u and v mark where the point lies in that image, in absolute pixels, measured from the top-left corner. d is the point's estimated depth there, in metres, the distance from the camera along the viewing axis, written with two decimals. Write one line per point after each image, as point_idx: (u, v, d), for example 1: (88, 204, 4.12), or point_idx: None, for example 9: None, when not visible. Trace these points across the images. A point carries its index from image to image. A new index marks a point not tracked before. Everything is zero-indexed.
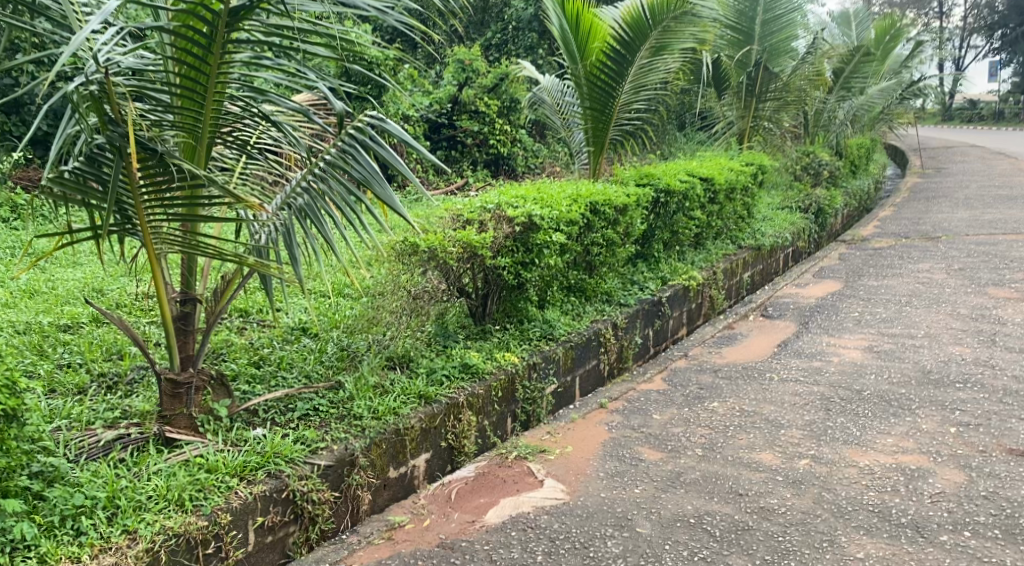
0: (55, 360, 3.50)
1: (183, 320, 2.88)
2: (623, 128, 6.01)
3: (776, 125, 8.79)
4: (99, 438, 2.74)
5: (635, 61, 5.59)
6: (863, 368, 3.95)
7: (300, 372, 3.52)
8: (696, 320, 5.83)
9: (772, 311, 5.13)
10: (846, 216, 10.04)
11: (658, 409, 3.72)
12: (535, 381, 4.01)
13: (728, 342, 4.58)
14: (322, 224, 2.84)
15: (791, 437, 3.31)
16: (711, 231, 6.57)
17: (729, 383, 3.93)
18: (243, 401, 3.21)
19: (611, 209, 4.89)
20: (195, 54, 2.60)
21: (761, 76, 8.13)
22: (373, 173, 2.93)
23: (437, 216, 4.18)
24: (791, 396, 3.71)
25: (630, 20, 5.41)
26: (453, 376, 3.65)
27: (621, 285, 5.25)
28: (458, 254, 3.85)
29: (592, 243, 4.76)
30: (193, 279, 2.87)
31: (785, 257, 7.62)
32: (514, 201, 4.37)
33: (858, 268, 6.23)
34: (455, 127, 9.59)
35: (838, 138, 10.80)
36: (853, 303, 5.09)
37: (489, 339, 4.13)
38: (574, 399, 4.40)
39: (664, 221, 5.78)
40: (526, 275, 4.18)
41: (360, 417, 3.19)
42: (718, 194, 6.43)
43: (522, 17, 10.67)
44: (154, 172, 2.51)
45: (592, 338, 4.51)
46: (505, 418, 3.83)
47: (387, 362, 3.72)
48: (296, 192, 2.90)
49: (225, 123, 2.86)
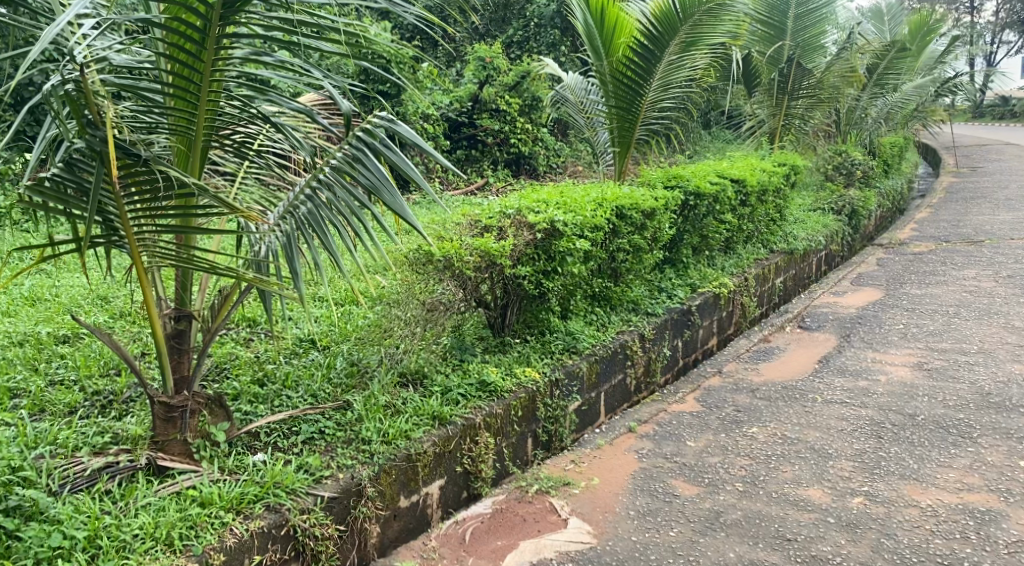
0: (48, 377, 3.30)
1: (177, 338, 2.65)
2: (650, 128, 5.73)
3: (807, 124, 8.45)
4: (85, 466, 2.52)
5: (664, 57, 5.30)
6: (914, 389, 3.65)
7: (306, 391, 3.29)
8: (727, 329, 5.54)
9: (810, 322, 4.83)
10: (880, 218, 9.67)
11: (692, 434, 3.45)
12: (557, 399, 3.77)
13: (765, 357, 4.30)
14: (326, 236, 2.60)
15: (840, 471, 3.03)
16: (742, 235, 6.27)
17: (769, 405, 3.65)
18: (244, 424, 3.00)
19: (638, 214, 4.62)
20: (189, 49, 2.38)
21: (793, 73, 7.85)
22: (382, 180, 2.67)
23: (454, 222, 3.95)
24: (838, 420, 3.43)
25: (659, 13, 5.12)
26: (469, 395, 3.41)
27: (648, 293, 4.97)
28: (476, 263, 3.64)
29: (617, 250, 4.51)
30: (188, 295, 2.64)
31: (818, 261, 7.30)
32: (536, 205, 4.12)
33: (899, 275, 5.91)
34: (476, 126, 9.36)
35: (871, 137, 10.41)
36: (897, 314, 4.78)
37: (509, 352, 3.88)
38: (599, 416, 4.14)
39: (693, 225, 5.50)
40: (548, 285, 3.93)
41: (369, 441, 2.97)
42: (749, 197, 6.14)
43: (545, 14, 10.39)
44: (140, 178, 2.28)
45: (618, 351, 4.25)
46: (525, 440, 3.59)
47: (399, 379, 3.49)
48: (300, 200, 2.67)
49: (223, 125, 2.64)
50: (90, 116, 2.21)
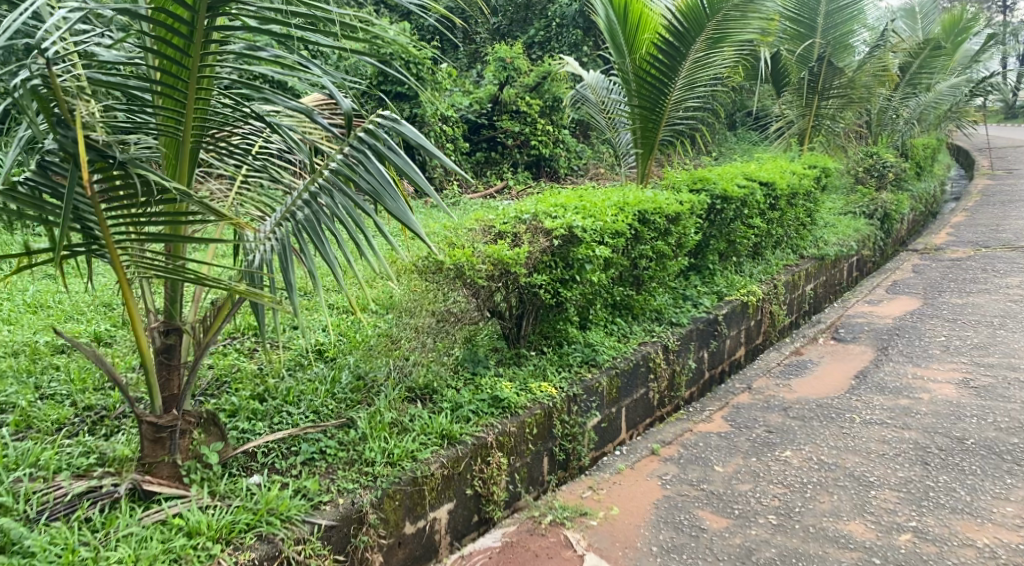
0: (40, 390, 3.14)
1: (167, 354, 2.48)
2: (675, 128, 5.49)
3: (838, 124, 8.17)
4: (66, 490, 2.36)
5: (689, 54, 5.07)
6: (961, 410, 3.39)
7: (308, 407, 3.10)
8: (755, 339, 5.30)
9: (843, 333, 4.58)
10: (912, 221, 9.36)
11: (720, 458, 3.22)
12: (574, 416, 3.56)
13: (797, 372, 4.05)
14: (322, 244, 2.41)
15: (884, 502, 2.79)
16: (771, 240, 6.02)
17: (803, 425, 3.41)
18: (240, 443, 2.82)
19: (662, 219, 4.40)
20: (177, 44, 2.21)
21: (824, 72, 7.57)
22: (385, 184, 2.45)
23: (466, 227, 3.78)
24: (879, 444, 3.19)
25: (684, 8, 4.90)
26: (481, 413, 3.22)
27: (673, 301, 4.74)
28: (489, 272, 3.44)
29: (640, 256, 4.29)
30: (178, 307, 2.46)
31: (849, 267, 7.02)
32: (553, 210, 3.93)
33: (937, 282, 5.63)
34: (495, 128, 9.17)
35: (904, 138, 10.07)
36: (937, 325, 4.51)
37: (524, 365, 3.68)
38: (621, 432, 3.92)
39: (719, 229, 5.26)
40: (565, 294, 3.72)
41: (372, 462, 2.80)
42: (779, 200, 5.90)
43: (567, 14, 10.16)
44: (118, 181, 2.10)
45: (640, 363, 4.03)
46: (541, 458, 3.39)
47: (407, 394, 3.31)
48: (297, 204, 2.48)
49: (216, 125, 2.47)
50: (62, 116, 2.04)
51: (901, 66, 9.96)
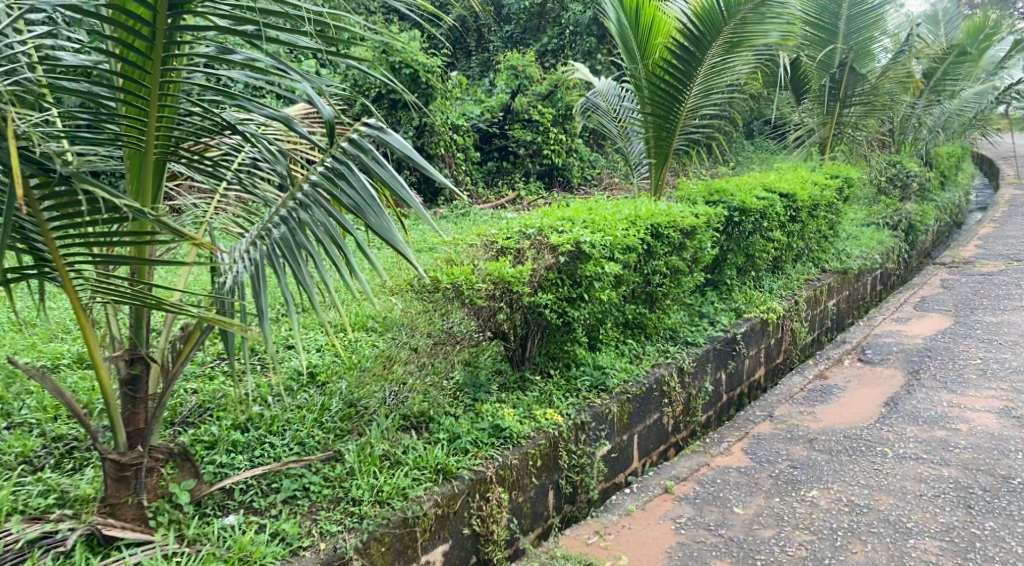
0: (7, 417, 2.92)
1: (132, 385, 2.27)
2: (690, 137, 5.25)
3: (861, 132, 7.89)
4: (17, 536, 2.14)
5: (706, 59, 4.83)
6: (1003, 444, 3.13)
7: (293, 438, 2.87)
8: (775, 358, 5.03)
9: (870, 354, 4.32)
10: (937, 232, 9.05)
11: (740, 497, 2.96)
12: (583, 446, 3.32)
13: (820, 398, 3.78)
14: (299, 265, 2.17)
15: (924, 555, 2.52)
16: (791, 254, 5.76)
17: (830, 460, 3.15)
18: (218, 480, 2.61)
19: (676, 233, 4.16)
20: (139, 48, 2.03)
21: (845, 78, 7.30)
22: (369, 199, 2.21)
23: (467, 242, 3.56)
24: (915, 483, 2.93)
25: (700, 10, 4.66)
26: (480, 444, 2.99)
27: (688, 319, 4.48)
28: (490, 292, 3.21)
29: (653, 273, 4.06)
30: (143, 335, 2.24)
31: (873, 281, 6.73)
32: (560, 223, 3.71)
33: (968, 299, 5.35)
34: (507, 137, 8.95)
35: (928, 146, 9.78)
36: (971, 346, 4.24)
37: (529, 390, 3.44)
38: (632, 461, 3.67)
39: (737, 243, 5.01)
40: (573, 314, 3.49)
41: (359, 501, 2.58)
42: (800, 213, 5.64)
43: (580, 21, 9.93)
44: (63, 197, 1.89)
45: (653, 387, 3.78)
46: (546, 492, 3.16)
47: (402, 423, 3.08)
48: (273, 221, 2.25)
49: (188, 138, 2.26)
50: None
51: (925, 73, 9.65)
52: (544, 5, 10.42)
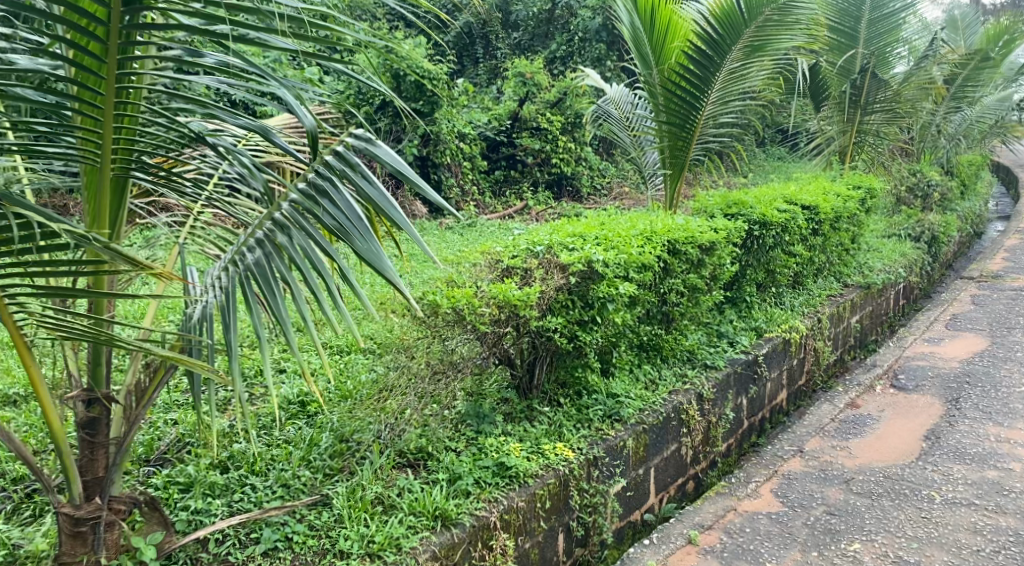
0: None
1: (91, 428, 2.00)
2: (707, 146, 4.98)
3: (884, 141, 7.62)
4: None
5: (725, 64, 4.57)
6: None
7: (276, 479, 2.61)
8: (798, 380, 4.75)
9: (904, 380, 4.07)
10: (959, 243, 8.76)
11: (773, 548, 2.70)
12: (596, 483, 3.05)
13: (854, 431, 3.54)
14: (274, 294, 1.91)
15: None
16: (813, 268, 5.48)
17: (871, 506, 2.90)
18: (190, 529, 2.35)
19: (695, 249, 3.89)
20: (94, 51, 1.78)
21: (867, 84, 7.01)
22: (354, 219, 1.95)
23: (471, 260, 3.30)
24: (969, 535, 2.69)
25: (719, 12, 4.40)
26: (484, 485, 2.72)
27: (706, 340, 4.20)
28: (494, 316, 2.95)
29: (669, 291, 3.79)
30: (102, 373, 1.97)
31: (896, 295, 6.44)
32: (570, 240, 3.44)
33: (1003, 317, 5.08)
34: (515, 146, 8.69)
35: (949, 155, 9.51)
36: (1014, 373, 3.99)
37: (537, 421, 3.17)
38: (649, 495, 3.40)
39: (757, 258, 4.73)
40: (584, 338, 3.21)
41: (348, 554, 2.32)
42: (822, 225, 5.35)
43: (590, 27, 9.67)
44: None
45: (671, 416, 3.51)
46: (555, 536, 2.89)
47: (397, 460, 2.82)
48: (247, 244, 2.00)
49: (152, 151, 2.00)
50: None
51: (946, 78, 9.34)
52: (552, 12, 10.31)
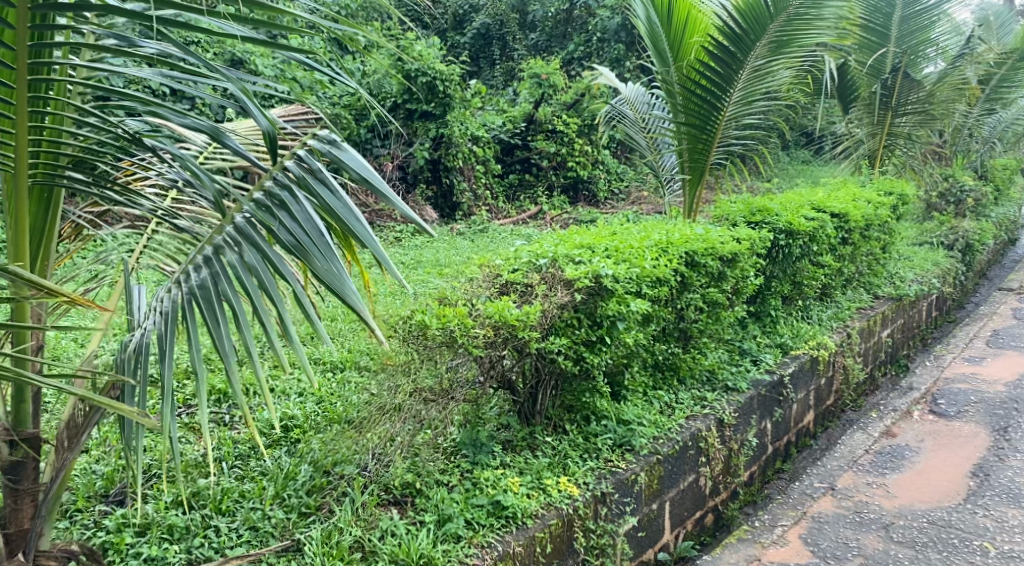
0: None
1: (14, 474, 1.75)
2: (730, 149, 4.65)
3: (915, 144, 7.25)
4: None
5: (748, 61, 4.25)
6: None
7: (245, 520, 2.35)
8: (825, 401, 4.42)
9: (945, 406, 3.75)
10: (993, 251, 8.35)
11: None
12: (603, 522, 2.75)
13: (892, 466, 3.22)
14: (217, 321, 1.64)
15: None
16: (841, 279, 5.16)
17: (915, 558, 2.59)
18: None
19: (715, 261, 3.58)
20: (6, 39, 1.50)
21: (898, 84, 6.75)
22: (315, 235, 1.67)
23: (467, 274, 3.02)
24: None
25: (742, 5, 4.10)
26: (476, 526, 2.44)
27: (728, 359, 3.89)
28: (489, 338, 2.67)
29: (687, 307, 3.49)
30: (25, 411, 1.72)
31: (929, 307, 6.08)
32: (577, 252, 3.15)
33: None
34: (530, 149, 8.42)
35: (982, 158, 9.11)
36: None
37: (540, 451, 2.88)
38: (662, 531, 3.09)
39: (783, 269, 4.41)
40: (591, 361, 2.91)
41: None
42: (852, 234, 5.02)
43: (608, 26, 9.36)
44: None
45: (688, 445, 3.20)
46: None
47: (381, 497, 2.54)
48: (194, 262, 1.74)
49: (87, 157, 1.72)
50: None
51: (980, 78, 8.94)
52: (571, 12, 10.01)
